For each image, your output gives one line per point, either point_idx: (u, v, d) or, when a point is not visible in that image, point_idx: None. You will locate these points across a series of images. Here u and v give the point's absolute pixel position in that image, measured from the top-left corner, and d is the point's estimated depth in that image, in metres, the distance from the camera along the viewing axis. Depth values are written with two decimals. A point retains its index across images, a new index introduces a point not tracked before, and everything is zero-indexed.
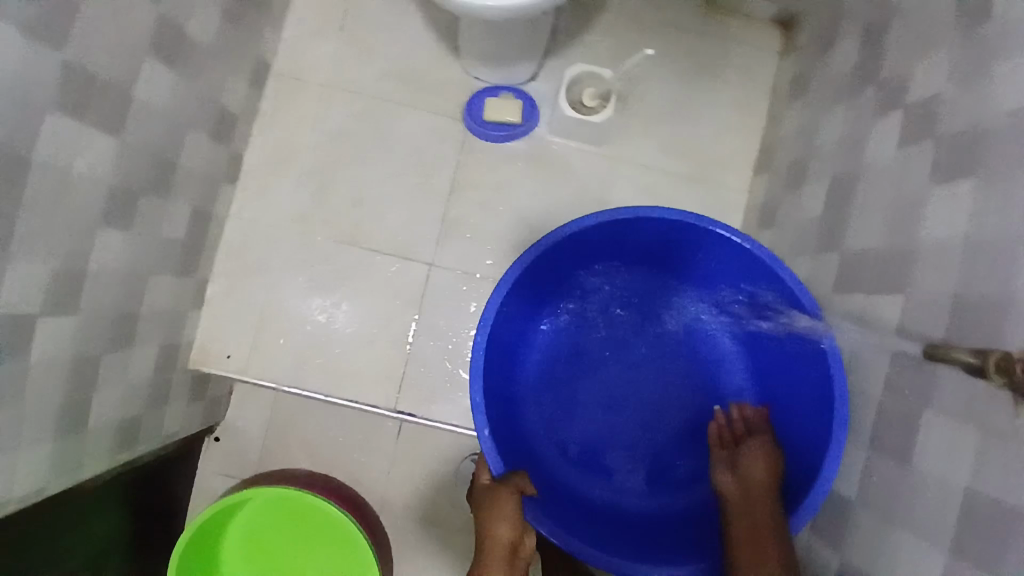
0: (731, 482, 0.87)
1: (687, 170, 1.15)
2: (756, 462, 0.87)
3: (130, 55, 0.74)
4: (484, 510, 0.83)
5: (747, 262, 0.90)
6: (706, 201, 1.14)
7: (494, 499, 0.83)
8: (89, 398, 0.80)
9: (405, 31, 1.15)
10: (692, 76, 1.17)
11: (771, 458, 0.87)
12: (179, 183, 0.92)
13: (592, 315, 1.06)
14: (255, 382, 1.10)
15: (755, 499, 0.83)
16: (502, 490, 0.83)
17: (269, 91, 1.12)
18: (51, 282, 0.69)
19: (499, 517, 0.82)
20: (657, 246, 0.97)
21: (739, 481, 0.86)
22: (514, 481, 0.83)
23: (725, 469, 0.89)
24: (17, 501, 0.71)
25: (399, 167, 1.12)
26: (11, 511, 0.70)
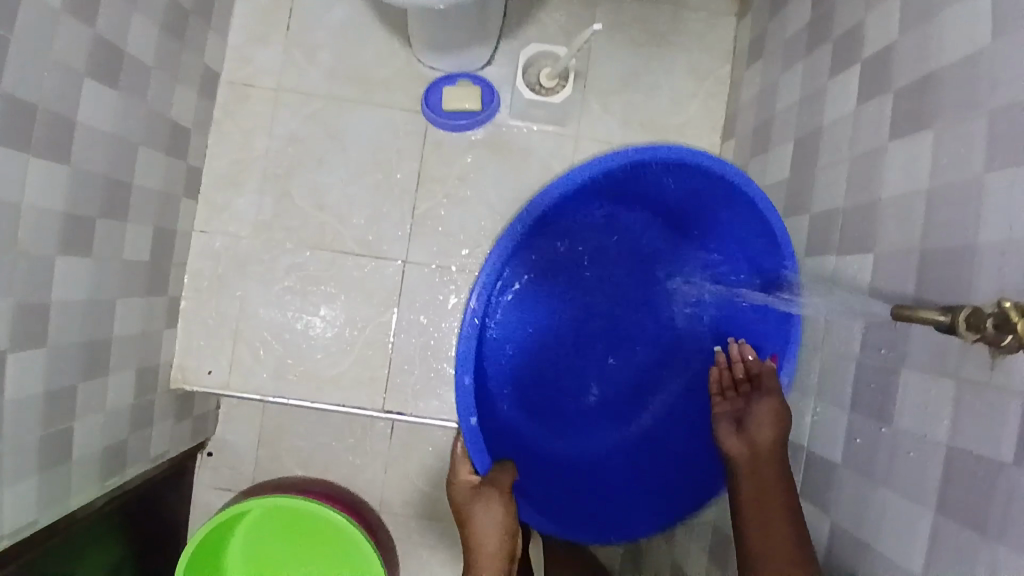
0: (738, 443, 0.84)
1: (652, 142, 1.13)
2: (765, 421, 0.81)
3: (71, 80, 0.71)
4: (473, 515, 0.88)
5: (750, 223, 0.91)
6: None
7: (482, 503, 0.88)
8: (69, 429, 0.79)
9: (354, 25, 1.12)
10: (650, 45, 1.15)
11: (779, 414, 0.81)
12: (139, 203, 0.90)
13: (578, 260, 1.08)
14: (240, 396, 1.08)
15: (763, 463, 0.79)
16: (490, 490, 0.87)
17: (222, 100, 1.10)
18: (16, 320, 0.68)
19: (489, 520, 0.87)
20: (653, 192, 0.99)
21: (747, 441, 0.82)
22: (499, 477, 0.88)
23: (732, 430, 0.86)
24: (8, 538, 0.70)
25: (362, 165, 1.10)
26: (3, 549, 0.70)
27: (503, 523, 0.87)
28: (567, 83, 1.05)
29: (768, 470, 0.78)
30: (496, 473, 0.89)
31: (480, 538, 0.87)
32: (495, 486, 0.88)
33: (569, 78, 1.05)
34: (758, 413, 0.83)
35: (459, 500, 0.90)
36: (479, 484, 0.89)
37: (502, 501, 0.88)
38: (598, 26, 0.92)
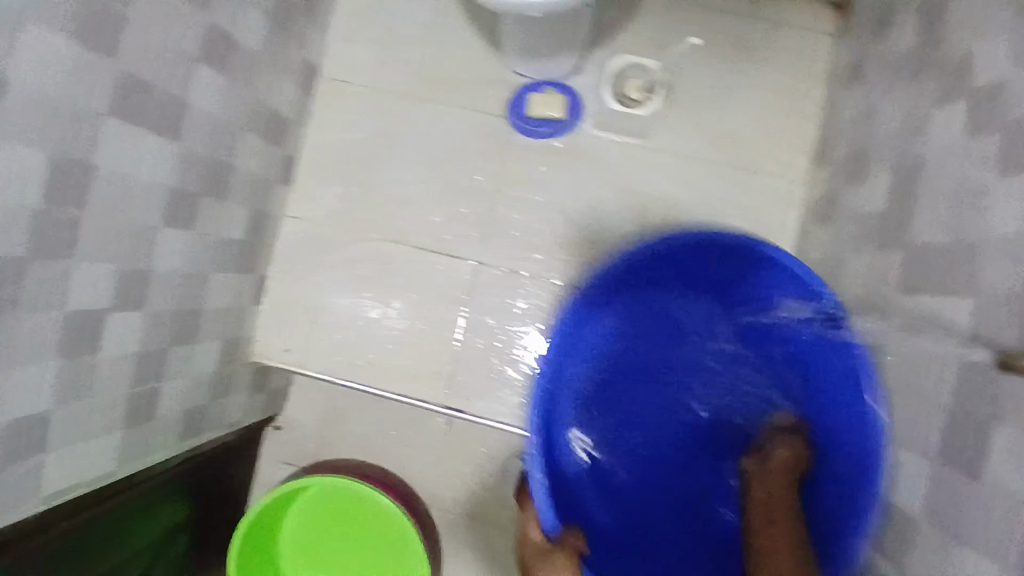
0: (752, 460, 0.99)
1: (738, 161, 1.10)
2: (784, 446, 0.96)
3: (183, 64, 0.77)
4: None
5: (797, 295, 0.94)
6: (757, 193, 1.10)
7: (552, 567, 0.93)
8: (156, 388, 0.85)
9: (449, 28, 1.15)
10: (744, 63, 1.12)
11: (797, 446, 0.95)
12: (236, 186, 0.96)
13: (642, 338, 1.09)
14: (312, 374, 1.13)
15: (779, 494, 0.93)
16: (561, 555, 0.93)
17: (319, 94, 1.15)
18: (117, 282, 0.74)
19: None
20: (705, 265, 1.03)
21: (760, 458, 0.97)
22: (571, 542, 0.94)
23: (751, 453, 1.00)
24: (85, 484, 0.76)
25: (445, 165, 1.13)
26: (80, 494, 0.76)
27: None
28: (653, 96, 1.09)
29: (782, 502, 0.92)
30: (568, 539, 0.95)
31: None
32: (563, 547, 0.94)
33: (656, 92, 1.09)
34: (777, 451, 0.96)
35: (528, 559, 0.96)
36: (550, 547, 0.95)
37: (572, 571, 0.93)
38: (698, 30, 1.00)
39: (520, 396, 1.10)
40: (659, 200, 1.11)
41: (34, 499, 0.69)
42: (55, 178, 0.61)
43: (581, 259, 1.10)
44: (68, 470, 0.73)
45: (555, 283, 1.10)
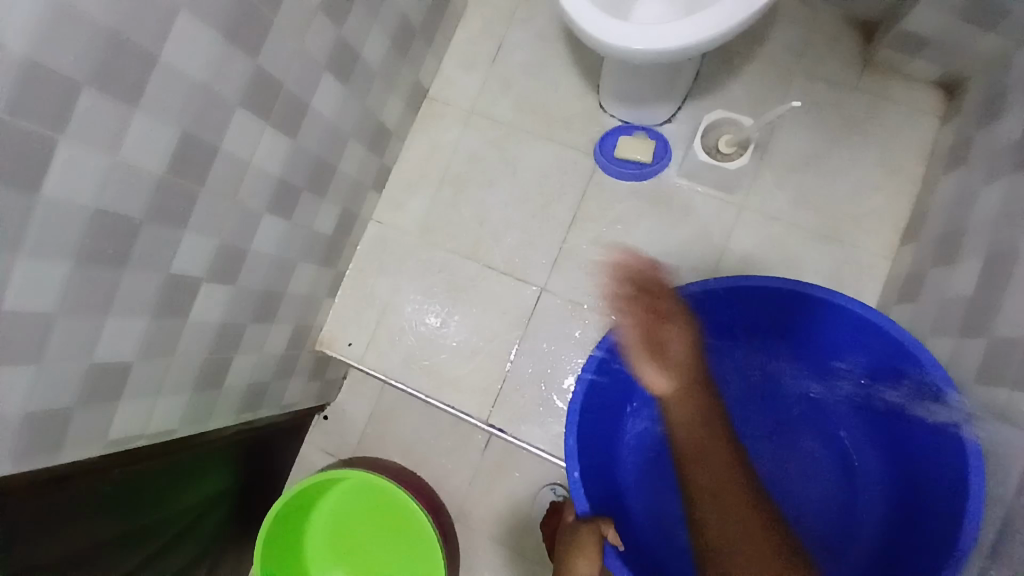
0: (659, 376, 0.96)
1: (821, 228, 1.09)
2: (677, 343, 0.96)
3: (311, 69, 0.84)
4: (566, 547, 0.86)
5: (880, 342, 0.87)
6: (839, 263, 1.08)
7: (575, 537, 0.85)
8: (228, 360, 0.91)
9: (553, 65, 1.20)
10: (841, 134, 1.12)
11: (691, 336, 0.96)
12: (336, 185, 1.02)
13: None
14: (367, 371, 1.17)
15: (696, 392, 0.99)
16: (583, 528, 0.84)
17: (423, 113, 1.22)
18: (216, 254, 0.80)
19: (579, 556, 0.83)
20: (777, 317, 0.96)
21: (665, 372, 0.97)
22: (595, 521, 0.84)
23: (651, 364, 0.96)
24: (147, 437, 0.81)
25: (525, 191, 1.17)
26: (141, 445, 0.81)
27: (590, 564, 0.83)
28: (745, 152, 1.05)
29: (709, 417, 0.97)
30: (593, 518, 0.85)
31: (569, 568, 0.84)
32: (587, 524, 0.84)
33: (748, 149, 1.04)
34: (671, 333, 0.96)
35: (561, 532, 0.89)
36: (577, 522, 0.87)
37: (592, 546, 0.83)
38: (797, 104, 0.95)
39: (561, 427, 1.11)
40: (732, 255, 1.10)
41: (101, 442, 0.74)
42: (179, 152, 0.68)
43: None
44: (136, 420, 0.78)
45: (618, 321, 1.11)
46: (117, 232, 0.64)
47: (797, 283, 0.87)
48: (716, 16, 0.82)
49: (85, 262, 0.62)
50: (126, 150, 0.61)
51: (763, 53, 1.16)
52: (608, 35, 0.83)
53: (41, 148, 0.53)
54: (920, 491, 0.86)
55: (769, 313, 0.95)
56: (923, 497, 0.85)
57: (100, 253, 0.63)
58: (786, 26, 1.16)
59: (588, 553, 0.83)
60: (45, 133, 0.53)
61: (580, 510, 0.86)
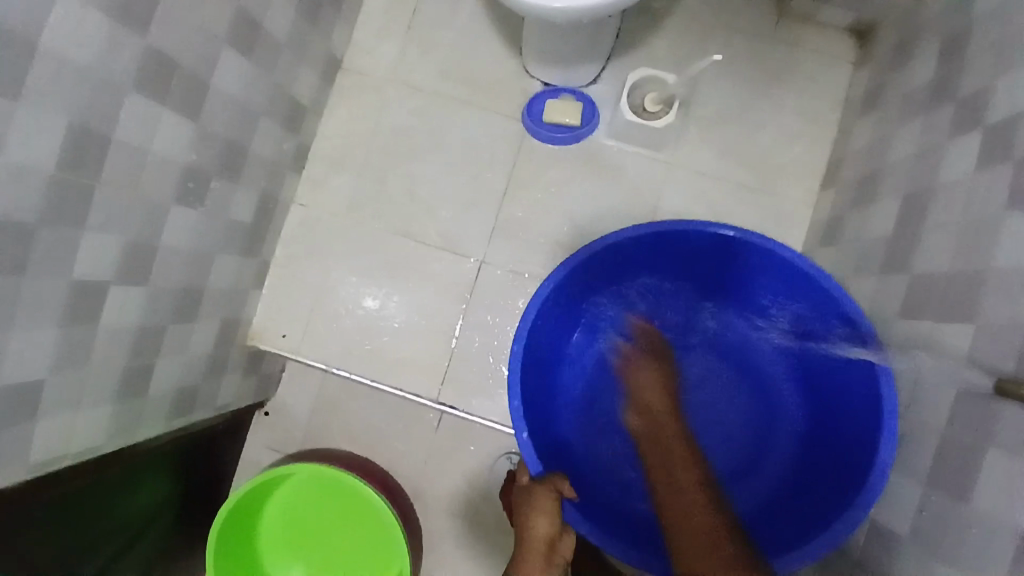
0: (636, 422, 1.07)
1: (746, 179, 1.12)
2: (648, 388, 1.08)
3: (211, 46, 0.78)
4: (523, 507, 0.87)
5: (787, 275, 0.95)
6: (763, 213, 1.11)
7: (532, 497, 0.87)
8: (151, 365, 0.85)
9: (472, 29, 1.16)
10: (760, 85, 1.14)
11: (664, 379, 1.09)
12: (251, 169, 0.96)
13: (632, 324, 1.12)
14: (307, 362, 1.13)
15: (659, 437, 1.05)
16: (540, 487, 0.87)
17: (338, 87, 1.16)
18: (123, 254, 0.74)
19: (538, 513, 0.86)
20: (698, 258, 1.03)
21: (646, 421, 1.07)
22: (552, 480, 0.87)
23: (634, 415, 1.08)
24: (73, 457, 0.75)
25: (455, 162, 1.14)
26: (68, 465, 0.75)
27: (551, 520, 0.86)
28: (670, 110, 1.06)
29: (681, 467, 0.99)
30: (550, 477, 0.88)
31: (528, 527, 0.86)
32: (544, 484, 0.87)
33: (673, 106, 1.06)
34: (643, 384, 1.09)
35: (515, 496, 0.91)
36: (531, 483, 0.89)
37: (551, 504, 0.86)
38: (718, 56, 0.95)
39: None
40: (665, 213, 1.12)
41: (23, 469, 0.68)
42: (70, 144, 0.61)
43: None
44: (58, 441, 0.72)
45: None
46: (10, 239, 0.58)
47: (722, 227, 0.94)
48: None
49: None
50: (9, 148, 0.55)
51: (679, 8, 1.16)
52: None
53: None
54: (832, 401, 0.98)
55: (688, 254, 1.02)
56: (838, 421, 0.95)
57: None
58: None
59: (548, 509, 0.86)
60: None
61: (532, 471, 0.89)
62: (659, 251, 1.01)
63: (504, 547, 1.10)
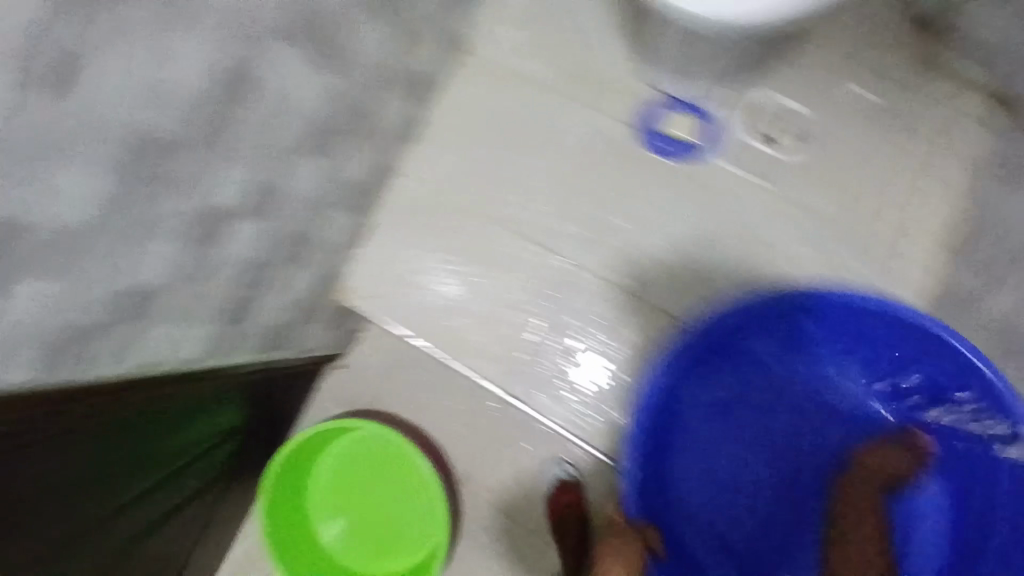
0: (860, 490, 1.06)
1: (865, 226, 1.09)
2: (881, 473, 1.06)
3: (360, 12, 0.82)
4: (607, 545, 1.01)
5: (954, 362, 0.98)
6: (886, 265, 1.08)
7: (618, 539, 1.01)
8: (252, 298, 0.91)
9: (601, 30, 1.17)
10: (891, 136, 1.10)
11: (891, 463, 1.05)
12: (370, 134, 1.01)
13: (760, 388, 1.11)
14: (386, 325, 1.17)
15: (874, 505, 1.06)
16: (630, 533, 1.00)
17: (462, 69, 1.19)
18: (254, 192, 0.79)
19: (616, 556, 0.99)
20: (842, 326, 1.06)
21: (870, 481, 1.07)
22: (643, 532, 1.01)
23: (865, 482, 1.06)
24: (172, 364, 0.83)
25: (562, 162, 1.16)
26: (165, 372, 0.82)
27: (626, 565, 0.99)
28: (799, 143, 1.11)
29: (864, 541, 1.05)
30: (643, 529, 1.02)
31: (604, 562, 1.00)
32: (637, 532, 1.01)
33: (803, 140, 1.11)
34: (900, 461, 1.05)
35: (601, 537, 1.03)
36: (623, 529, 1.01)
37: (632, 552, 0.99)
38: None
39: (579, 402, 1.11)
40: (767, 244, 1.09)
41: (123, 364, 0.75)
42: (237, 83, 0.66)
43: (673, 274, 1.11)
44: (160, 347, 0.79)
45: (642, 299, 1.11)
46: (161, 157, 0.63)
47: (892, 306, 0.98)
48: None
49: (130, 182, 0.61)
50: (188, 77, 0.60)
51: (817, 42, 1.13)
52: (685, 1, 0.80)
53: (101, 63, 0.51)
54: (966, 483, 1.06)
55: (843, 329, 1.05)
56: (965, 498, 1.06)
57: (147, 177, 0.63)
58: (849, 14, 1.13)
59: (626, 554, 0.99)
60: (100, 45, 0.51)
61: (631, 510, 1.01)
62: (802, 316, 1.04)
63: (541, 550, 1.11)
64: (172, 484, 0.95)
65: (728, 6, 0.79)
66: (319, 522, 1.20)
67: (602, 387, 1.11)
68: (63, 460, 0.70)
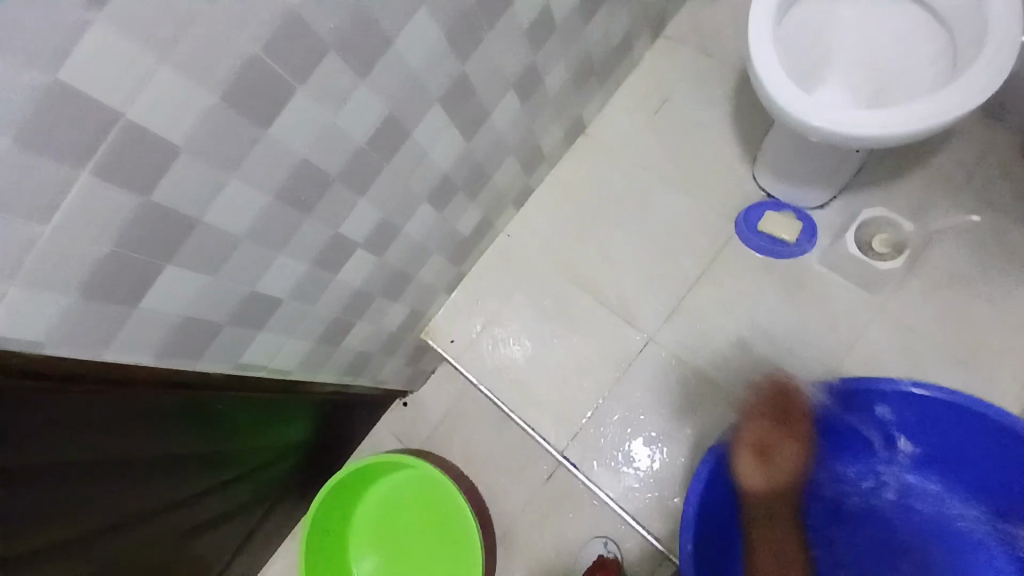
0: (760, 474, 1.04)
1: (957, 350, 1.07)
2: (785, 461, 1.06)
3: (501, 84, 0.91)
4: None
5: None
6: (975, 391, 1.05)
7: None
8: (352, 325, 0.97)
9: (711, 130, 1.24)
10: (990, 266, 1.10)
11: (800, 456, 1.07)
12: (486, 192, 1.09)
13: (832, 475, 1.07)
14: (460, 370, 1.21)
15: (782, 507, 1.06)
16: None
17: (575, 146, 1.28)
18: (376, 226, 0.86)
19: None
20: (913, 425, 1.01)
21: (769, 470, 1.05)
22: None
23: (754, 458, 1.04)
24: (268, 370, 0.87)
25: (653, 241, 1.20)
26: (260, 375, 0.87)
27: None
28: (899, 256, 1.06)
29: (784, 524, 1.06)
30: None
31: None
32: None
33: (903, 253, 1.06)
34: (784, 450, 1.06)
35: None
36: None
37: None
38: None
39: (632, 476, 1.10)
40: (857, 356, 1.09)
41: (230, 363, 0.80)
42: (381, 127, 0.75)
43: (756, 374, 1.11)
44: (261, 353, 0.84)
45: (718, 388, 1.11)
46: (311, 182, 0.71)
47: (959, 398, 0.93)
48: (929, 107, 0.84)
49: (278, 200, 0.68)
50: (344, 111, 0.68)
51: (920, 169, 1.17)
52: (798, 106, 0.87)
53: (279, 91, 0.60)
54: None
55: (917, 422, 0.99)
56: None
57: (294, 197, 0.70)
58: (954, 148, 1.17)
59: None
60: (286, 79, 0.60)
61: None
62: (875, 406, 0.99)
63: None
64: (233, 488, 0.97)
65: (839, 116, 0.85)
66: (354, 554, 1.21)
67: (654, 463, 1.10)
68: (133, 432, 0.71)
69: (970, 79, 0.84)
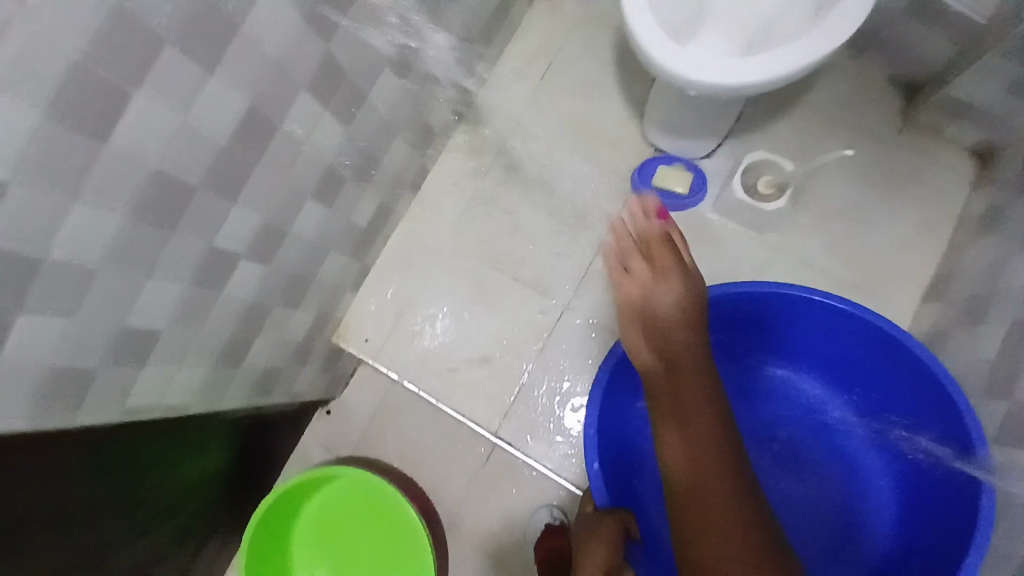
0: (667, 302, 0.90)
1: (852, 279, 1.14)
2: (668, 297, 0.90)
3: (374, 63, 0.86)
4: (585, 534, 0.92)
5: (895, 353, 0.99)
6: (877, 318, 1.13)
7: (596, 526, 0.91)
8: (250, 340, 0.90)
9: (598, 89, 1.24)
10: (868, 190, 1.17)
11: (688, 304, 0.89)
12: (378, 177, 1.04)
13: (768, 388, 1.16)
14: (380, 369, 1.17)
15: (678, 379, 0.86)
16: (606, 517, 0.92)
17: (466, 118, 1.23)
18: (257, 232, 0.80)
19: (598, 543, 0.89)
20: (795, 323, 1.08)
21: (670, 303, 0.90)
22: (618, 512, 0.92)
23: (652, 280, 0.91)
24: (163, 409, 0.81)
25: (556, 208, 1.19)
26: (155, 418, 0.80)
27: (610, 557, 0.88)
28: (783, 194, 1.09)
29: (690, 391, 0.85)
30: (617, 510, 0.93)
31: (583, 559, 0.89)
32: (611, 513, 0.92)
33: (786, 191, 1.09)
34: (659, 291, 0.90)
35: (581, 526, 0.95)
36: (600, 515, 0.92)
37: (613, 528, 0.91)
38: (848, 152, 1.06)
39: (568, 445, 1.11)
40: None
41: (116, 410, 0.73)
42: (245, 120, 0.68)
43: None
44: (150, 393, 0.77)
45: None
46: (173, 195, 0.64)
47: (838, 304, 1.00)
48: (804, 49, 0.86)
49: (136, 222, 0.61)
50: (197, 110, 0.61)
51: (799, 106, 1.21)
52: (673, 63, 0.87)
53: (114, 98, 0.52)
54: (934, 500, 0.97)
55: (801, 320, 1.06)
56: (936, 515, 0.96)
57: (153, 215, 0.63)
58: (827, 81, 1.22)
59: (608, 541, 0.89)
60: (122, 84, 0.52)
61: (598, 501, 0.93)
62: (814, 327, 1.07)
63: None
64: (144, 543, 0.89)
65: (715, 73, 0.86)
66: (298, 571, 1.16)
67: None
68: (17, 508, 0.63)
69: (834, 18, 0.87)
